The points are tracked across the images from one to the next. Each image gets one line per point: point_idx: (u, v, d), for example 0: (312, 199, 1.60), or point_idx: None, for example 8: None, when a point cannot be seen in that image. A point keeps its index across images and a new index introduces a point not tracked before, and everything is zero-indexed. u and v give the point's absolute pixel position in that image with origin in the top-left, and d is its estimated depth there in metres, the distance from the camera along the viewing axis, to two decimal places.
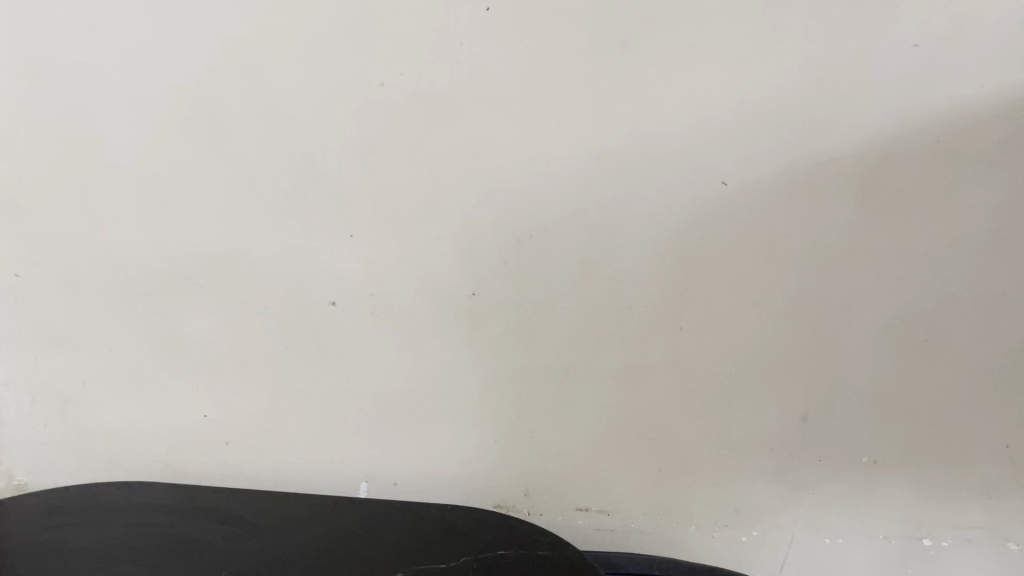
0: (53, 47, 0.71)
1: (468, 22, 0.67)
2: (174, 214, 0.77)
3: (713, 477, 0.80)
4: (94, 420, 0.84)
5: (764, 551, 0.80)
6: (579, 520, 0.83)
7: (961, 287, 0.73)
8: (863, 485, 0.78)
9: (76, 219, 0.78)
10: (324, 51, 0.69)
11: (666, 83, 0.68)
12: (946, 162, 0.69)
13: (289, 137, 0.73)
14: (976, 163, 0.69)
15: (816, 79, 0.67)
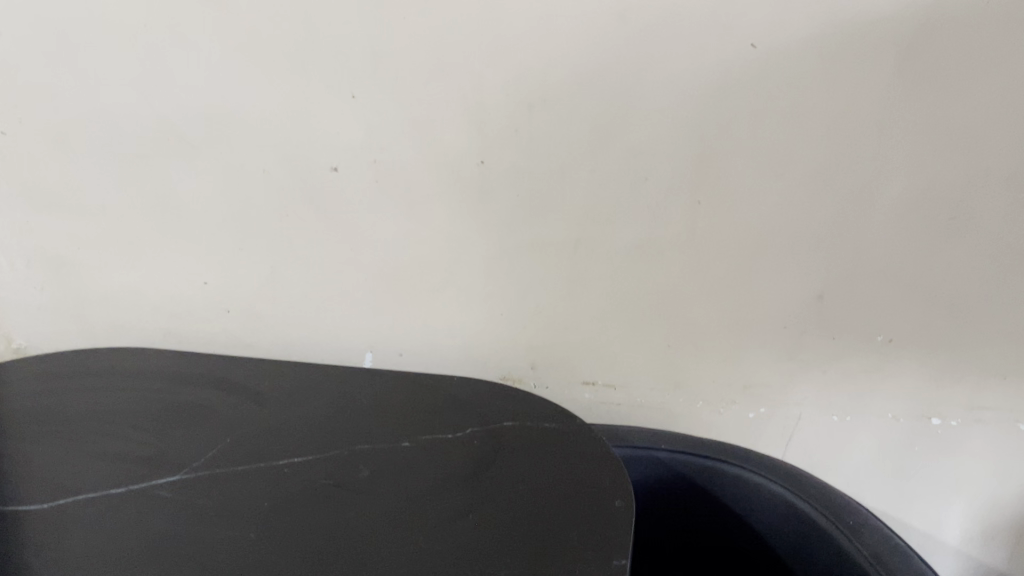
0: None
1: None
2: (163, 72, 0.70)
3: (723, 352, 0.79)
4: (92, 284, 0.82)
5: (769, 424, 0.81)
6: (585, 393, 0.83)
7: (999, 165, 0.68)
8: (875, 364, 0.77)
9: (58, 74, 0.70)
10: None
11: None
12: (1001, 26, 0.62)
13: None
14: None
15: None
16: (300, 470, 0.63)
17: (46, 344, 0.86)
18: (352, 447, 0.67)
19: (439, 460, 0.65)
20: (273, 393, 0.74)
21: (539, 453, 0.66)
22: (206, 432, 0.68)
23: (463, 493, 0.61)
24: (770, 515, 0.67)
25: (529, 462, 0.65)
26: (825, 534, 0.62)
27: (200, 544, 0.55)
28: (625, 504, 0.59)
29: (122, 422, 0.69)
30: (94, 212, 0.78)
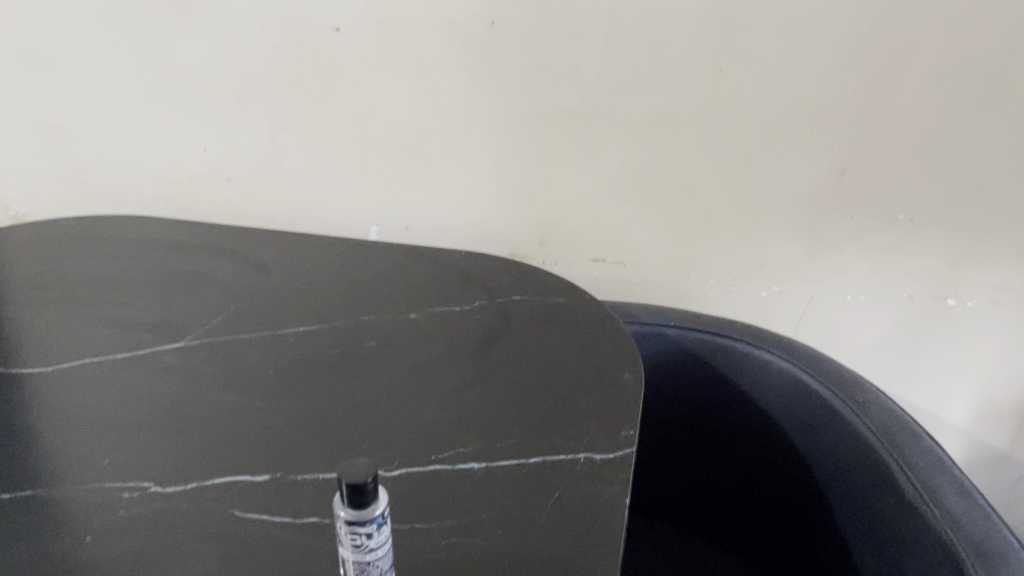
0: None
1: None
2: None
3: (737, 230, 0.76)
4: (88, 150, 0.80)
5: (781, 305, 0.79)
6: (594, 271, 0.81)
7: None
8: (894, 243, 0.75)
9: None
10: None
11: None
12: None
13: None
14: None
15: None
16: (306, 340, 0.63)
17: (44, 212, 0.84)
18: (359, 318, 0.66)
19: (446, 334, 0.64)
20: (277, 265, 0.73)
21: (548, 327, 0.65)
22: (210, 300, 0.67)
23: (470, 364, 0.60)
24: (779, 394, 0.67)
25: (537, 336, 0.64)
26: (833, 410, 0.62)
27: (208, 411, 0.55)
28: (634, 377, 0.59)
29: (124, 289, 0.68)
30: (86, 71, 0.75)
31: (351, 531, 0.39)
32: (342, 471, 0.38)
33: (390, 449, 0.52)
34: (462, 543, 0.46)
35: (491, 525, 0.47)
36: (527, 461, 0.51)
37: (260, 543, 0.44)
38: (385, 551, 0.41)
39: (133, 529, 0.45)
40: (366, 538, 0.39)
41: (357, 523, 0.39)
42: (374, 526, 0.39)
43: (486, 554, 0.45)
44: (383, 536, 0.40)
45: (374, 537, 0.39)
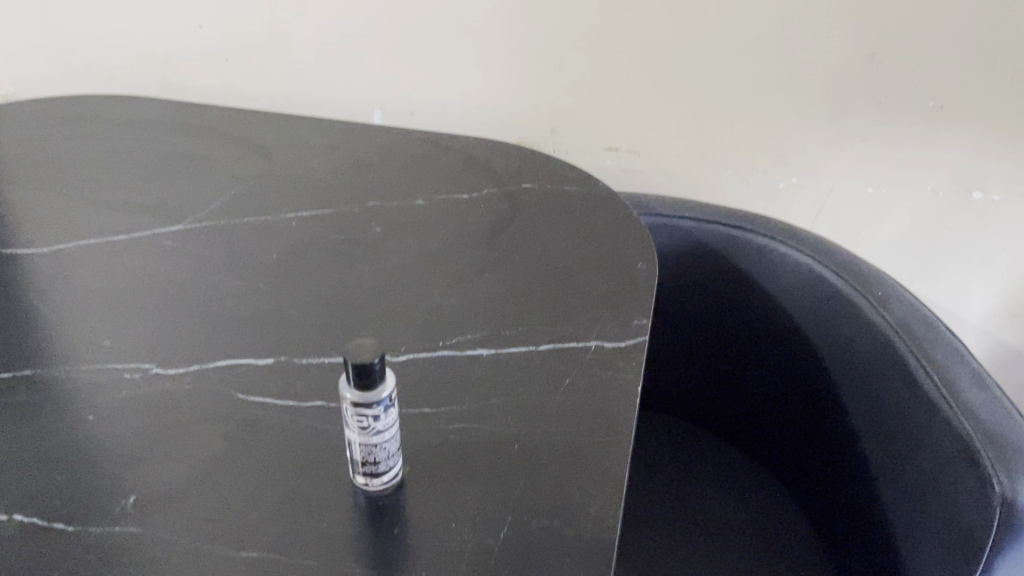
0: None
1: None
2: None
3: (757, 117, 0.73)
4: (77, 25, 0.76)
5: (799, 196, 0.77)
6: (607, 161, 0.79)
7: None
8: (921, 133, 0.71)
9: None
10: None
11: None
12: None
13: None
14: None
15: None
16: (309, 225, 0.61)
17: (36, 90, 0.81)
18: (363, 203, 0.63)
19: (455, 221, 0.62)
20: (278, 147, 0.70)
21: (561, 214, 0.63)
22: (209, 182, 0.65)
23: (479, 252, 0.59)
24: (796, 287, 0.65)
25: (549, 223, 0.62)
26: (850, 303, 0.60)
27: (210, 293, 0.54)
28: (648, 267, 0.57)
29: (120, 170, 0.66)
30: None
31: (358, 413, 0.38)
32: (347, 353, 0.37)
33: (396, 335, 0.51)
34: (470, 427, 0.45)
35: (499, 410, 0.46)
36: (536, 348, 0.50)
37: (266, 426, 0.44)
38: (394, 433, 0.40)
39: (138, 408, 0.45)
40: (374, 420, 0.38)
41: (365, 404, 0.38)
42: (382, 408, 0.38)
43: (494, 439, 0.44)
44: (393, 418, 0.39)
45: (381, 419, 0.39)
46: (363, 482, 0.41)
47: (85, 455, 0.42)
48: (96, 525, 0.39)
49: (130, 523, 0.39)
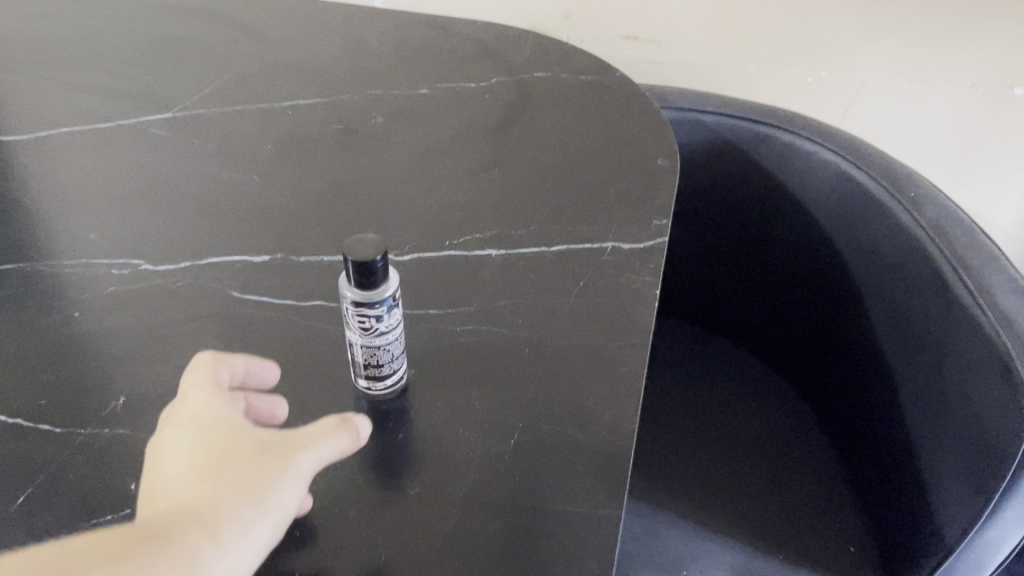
0: None
1: None
2: None
3: (787, 5, 0.68)
4: None
5: (829, 90, 0.72)
6: (625, 52, 0.74)
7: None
8: (961, 21, 0.65)
9: None
10: None
11: None
12: None
13: None
14: None
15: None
16: (307, 114, 0.57)
17: None
18: (365, 92, 0.59)
19: (463, 113, 0.58)
20: (275, 30, 0.66)
21: (577, 106, 0.59)
22: (202, 67, 0.61)
23: (489, 146, 0.55)
24: (822, 188, 0.62)
25: (564, 115, 0.58)
26: (882, 205, 0.57)
27: (204, 185, 0.50)
28: (669, 164, 0.53)
29: (105, 53, 0.62)
30: None
31: (361, 312, 0.35)
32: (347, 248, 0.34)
33: (401, 233, 0.48)
34: (479, 330, 0.43)
35: (510, 314, 0.44)
36: (550, 249, 0.47)
37: (263, 325, 0.42)
38: (398, 334, 0.37)
39: (127, 305, 0.43)
40: (377, 320, 0.36)
41: (367, 303, 0.35)
42: (384, 308, 0.36)
43: (504, 343, 0.42)
44: (397, 318, 0.37)
45: (384, 320, 0.36)
46: (366, 386, 0.39)
47: (72, 353, 0.40)
48: (84, 426, 0.37)
49: (119, 425, 0.37)
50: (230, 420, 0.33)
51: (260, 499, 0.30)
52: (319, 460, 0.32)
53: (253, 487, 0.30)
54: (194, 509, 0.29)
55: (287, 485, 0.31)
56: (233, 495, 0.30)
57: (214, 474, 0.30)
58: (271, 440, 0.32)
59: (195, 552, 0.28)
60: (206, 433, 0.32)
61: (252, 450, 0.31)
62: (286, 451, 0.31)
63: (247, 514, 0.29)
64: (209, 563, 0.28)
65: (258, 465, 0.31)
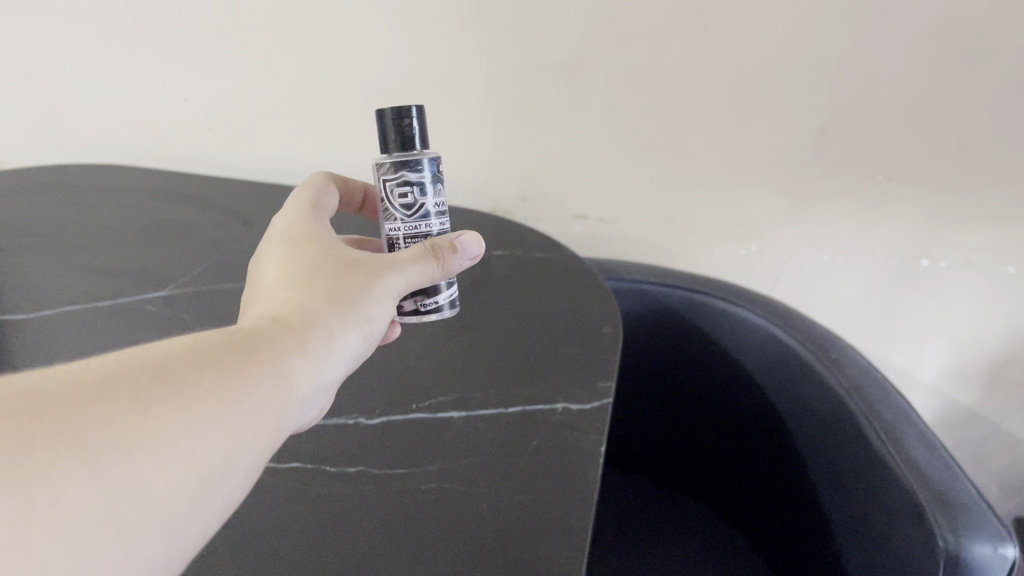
0: None
1: None
2: None
3: (722, 189, 0.77)
4: (94, 90, 0.86)
5: (761, 261, 0.80)
6: (578, 227, 0.85)
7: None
8: (873, 202, 0.73)
9: None
10: None
11: None
12: None
13: None
14: None
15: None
16: None
17: (67, 149, 0.93)
18: None
19: None
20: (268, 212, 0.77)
21: (530, 275, 0.67)
22: (192, 244, 0.68)
23: (454, 317, 0.61)
24: (754, 349, 0.68)
25: (518, 288, 0.65)
26: (807, 366, 0.62)
27: None
28: (613, 330, 0.58)
29: (99, 227, 0.69)
30: (90, 16, 0.80)
31: (399, 178, 0.42)
32: (383, 112, 0.41)
33: (371, 402, 0.52)
34: (441, 487, 0.44)
35: (472, 473, 0.45)
36: (506, 411, 0.51)
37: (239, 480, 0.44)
38: (435, 213, 0.43)
39: None
40: (414, 183, 0.42)
41: (405, 163, 0.41)
42: (423, 175, 0.42)
43: (461, 500, 0.43)
44: (433, 190, 0.43)
45: (423, 191, 0.42)
46: (413, 308, 0.44)
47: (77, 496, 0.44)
48: None
49: None
50: (323, 244, 0.40)
51: (349, 307, 0.37)
52: (409, 280, 0.40)
53: (347, 293, 0.37)
54: (293, 309, 0.35)
55: (373, 299, 0.38)
56: (323, 302, 0.36)
57: (308, 283, 0.37)
58: (358, 261, 0.39)
59: (291, 351, 0.33)
60: (299, 252, 0.39)
61: (347, 264, 0.39)
62: (375, 266, 0.39)
63: (340, 316, 0.36)
64: (302, 362, 0.33)
65: (350, 280, 0.38)
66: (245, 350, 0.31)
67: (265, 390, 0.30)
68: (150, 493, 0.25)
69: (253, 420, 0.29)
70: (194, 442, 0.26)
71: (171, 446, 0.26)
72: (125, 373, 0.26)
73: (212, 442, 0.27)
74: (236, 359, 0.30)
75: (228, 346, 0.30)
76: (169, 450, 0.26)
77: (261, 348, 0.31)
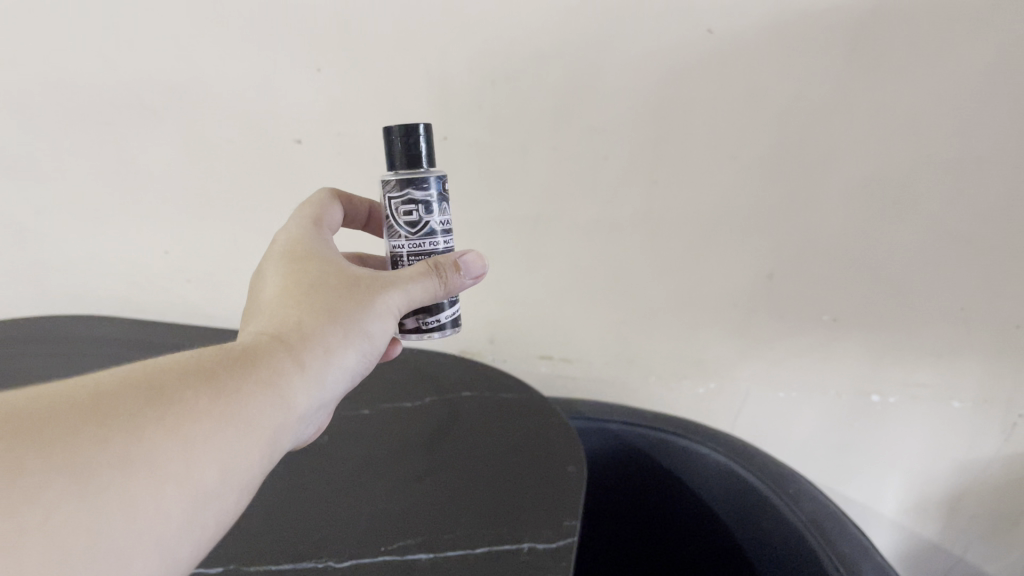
0: None
1: None
2: (142, 42, 0.75)
3: (679, 330, 0.81)
4: (82, 243, 0.91)
5: (720, 398, 0.83)
6: (543, 368, 0.89)
7: (954, 153, 0.65)
8: (822, 341, 0.77)
9: (56, 50, 0.77)
10: None
11: None
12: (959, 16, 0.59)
13: None
14: (998, 19, 0.58)
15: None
16: None
17: (54, 299, 0.97)
18: None
19: (402, 429, 0.68)
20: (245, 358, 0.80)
21: (499, 417, 0.69)
22: None
23: (423, 457, 0.63)
24: (718, 485, 0.69)
25: (486, 428, 0.67)
26: (770, 501, 0.64)
27: None
28: (577, 469, 0.60)
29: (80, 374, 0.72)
30: (82, 178, 0.85)
31: (405, 196, 0.48)
32: (392, 135, 0.48)
33: (342, 544, 0.52)
34: None
35: None
36: (475, 551, 0.50)
37: None
38: (438, 229, 0.50)
39: None
40: (419, 202, 0.48)
41: (411, 182, 0.48)
42: (426, 193, 0.48)
43: None
44: (437, 208, 0.49)
45: (427, 207, 0.49)
46: (415, 325, 0.51)
47: None
48: None
49: None
50: (327, 264, 0.47)
51: (340, 326, 0.43)
52: (408, 297, 0.47)
53: (341, 313, 0.44)
54: (296, 330, 0.42)
55: (366, 316, 0.45)
56: (322, 323, 0.43)
57: (310, 305, 0.44)
58: (356, 282, 0.46)
59: (289, 371, 0.39)
60: (303, 273, 0.46)
61: (347, 285, 0.45)
62: (370, 285, 0.46)
63: (337, 335, 0.43)
64: (298, 381, 0.40)
65: (348, 301, 0.45)
66: (233, 375, 0.37)
67: (249, 411, 0.36)
68: (140, 506, 0.30)
69: (238, 438, 0.35)
70: (182, 457, 0.32)
71: (159, 462, 0.31)
72: (147, 393, 0.32)
73: (219, 453, 0.33)
74: (240, 382, 0.36)
75: (232, 370, 0.37)
76: (158, 466, 0.31)
77: (262, 370, 0.38)
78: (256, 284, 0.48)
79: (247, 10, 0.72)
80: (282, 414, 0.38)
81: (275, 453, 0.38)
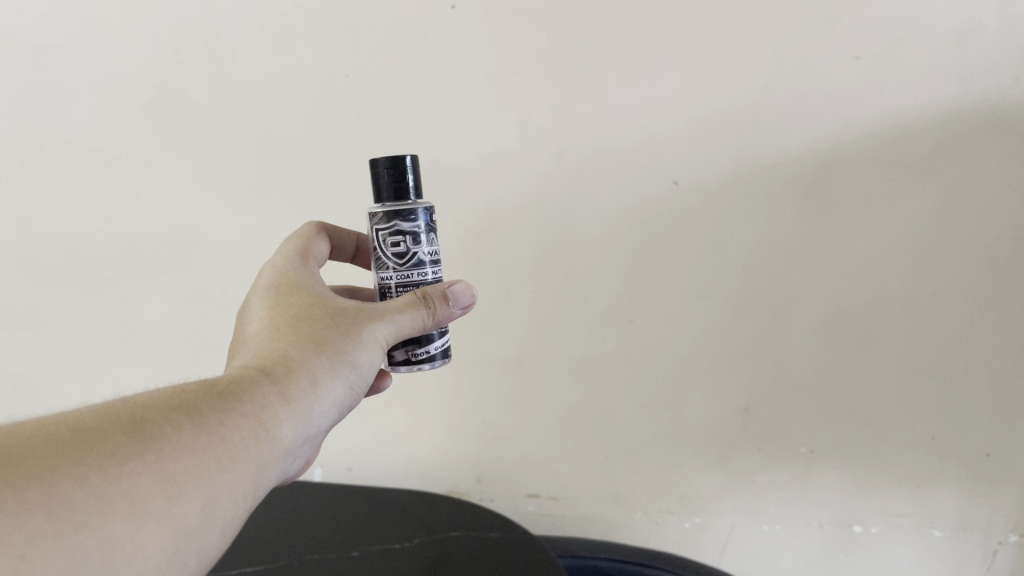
0: (60, 65, 0.76)
1: (437, 40, 0.69)
2: (145, 201, 0.80)
3: (661, 466, 0.82)
4: (73, 394, 0.93)
5: (705, 533, 0.84)
6: (530, 506, 0.89)
7: (907, 287, 0.69)
8: (801, 472, 0.79)
9: (62, 210, 0.82)
10: (297, 59, 0.72)
11: (613, 80, 0.67)
12: (899, 167, 0.65)
13: (258, 136, 0.76)
14: (931, 170, 0.64)
15: (772, 71, 0.64)
16: None
17: None
18: (301, 556, 0.71)
19: (391, 569, 0.68)
20: None
21: (487, 556, 0.70)
22: None
23: None
24: None
25: (474, 568, 0.68)
26: None
27: None
28: None
29: None
30: (78, 330, 0.88)
31: (393, 228, 0.51)
32: (375, 163, 0.51)
33: None
34: None
35: None
36: None
37: None
38: (426, 257, 0.53)
39: None
40: (407, 233, 0.52)
41: (398, 214, 0.51)
42: (413, 223, 0.52)
43: None
44: (425, 239, 0.52)
45: (414, 239, 0.52)
46: (405, 357, 0.53)
47: None
48: None
49: None
50: (315, 299, 0.50)
51: (326, 358, 0.46)
52: (398, 327, 0.50)
53: (329, 346, 0.46)
54: (284, 361, 0.44)
55: (353, 347, 0.47)
56: (310, 355, 0.45)
57: (296, 337, 0.46)
58: (344, 314, 0.48)
59: (274, 404, 0.42)
60: (290, 308, 0.49)
61: (335, 318, 0.48)
62: (357, 317, 0.48)
63: (325, 368, 0.45)
64: (284, 413, 0.42)
65: (336, 333, 0.47)
66: (215, 411, 0.39)
67: (231, 446, 0.39)
68: (118, 543, 0.33)
69: (218, 472, 0.37)
70: (159, 496, 0.34)
71: (133, 504, 0.33)
72: (119, 435, 0.35)
73: (196, 487, 0.36)
74: (219, 417, 0.39)
75: (213, 406, 0.39)
76: (133, 506, 0.33)
77: (244, 405, 0.41)
78: (244, 317, 0.51)
79: (247, 172, 0.78)
80: (267, 445, 0.40)
81: (261, 487, 0.41)
